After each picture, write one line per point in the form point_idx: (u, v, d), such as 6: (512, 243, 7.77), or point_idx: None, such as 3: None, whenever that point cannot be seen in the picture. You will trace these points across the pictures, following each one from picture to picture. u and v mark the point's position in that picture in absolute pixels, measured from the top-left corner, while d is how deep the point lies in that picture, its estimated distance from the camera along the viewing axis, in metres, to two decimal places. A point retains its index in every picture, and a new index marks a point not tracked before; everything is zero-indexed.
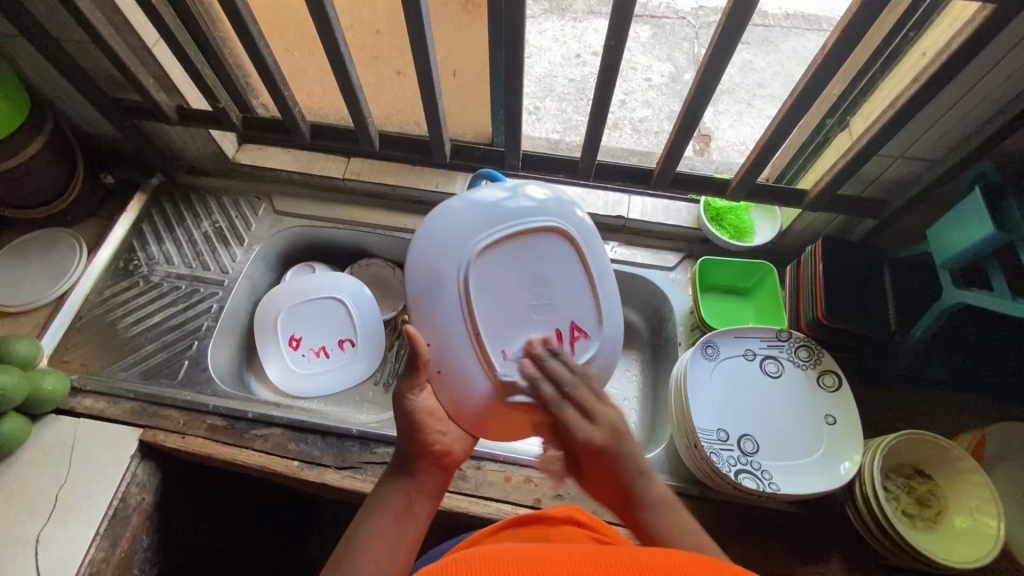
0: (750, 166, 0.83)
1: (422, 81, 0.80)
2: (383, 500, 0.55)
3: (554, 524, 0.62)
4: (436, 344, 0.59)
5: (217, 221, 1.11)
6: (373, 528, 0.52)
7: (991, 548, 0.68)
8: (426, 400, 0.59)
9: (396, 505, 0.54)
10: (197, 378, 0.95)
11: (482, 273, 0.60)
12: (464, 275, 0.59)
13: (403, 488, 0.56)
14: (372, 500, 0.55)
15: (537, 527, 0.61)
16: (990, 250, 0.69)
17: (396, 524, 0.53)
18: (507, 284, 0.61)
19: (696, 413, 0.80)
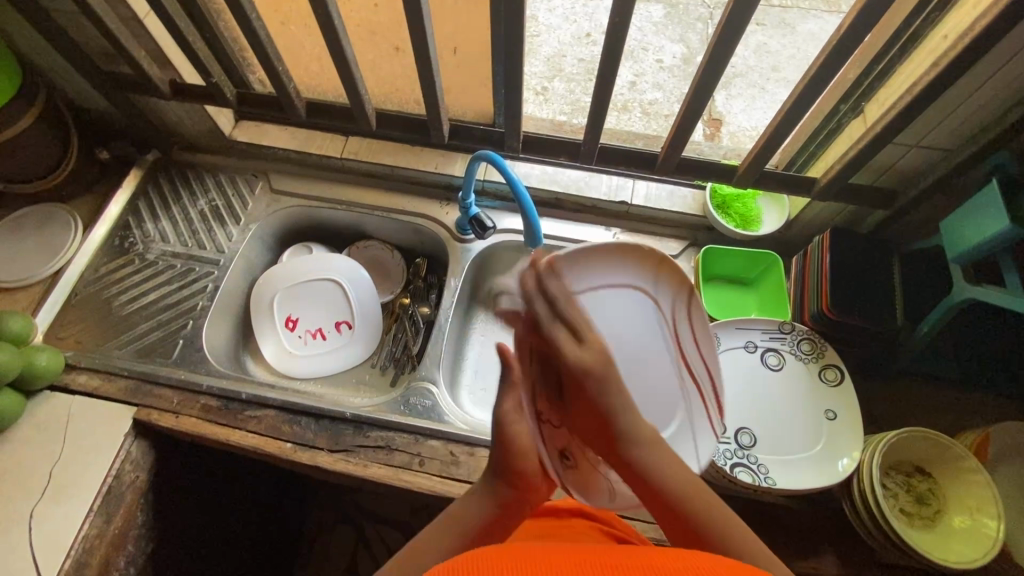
0: (756, 154, 0.80)
1: (419, 58, 0.78)
2: (466, 512, 0.55)
3: (568, 517, 0.62)
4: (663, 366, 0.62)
5: (213, 199, 1.09)
6: (443, 547, 0.52)
7: (989, 549, 0.66)
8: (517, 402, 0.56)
9: (466, 533, 0.54)
10: (192, 358, 0.94)
11: (645, 315, 0.59)
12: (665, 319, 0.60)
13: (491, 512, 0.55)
14: (448, 515, 0.56)
15: (547, 521, 0.61)
16: (1002, 245, 0.66)
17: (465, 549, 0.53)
18: (622, 335, 0.58)
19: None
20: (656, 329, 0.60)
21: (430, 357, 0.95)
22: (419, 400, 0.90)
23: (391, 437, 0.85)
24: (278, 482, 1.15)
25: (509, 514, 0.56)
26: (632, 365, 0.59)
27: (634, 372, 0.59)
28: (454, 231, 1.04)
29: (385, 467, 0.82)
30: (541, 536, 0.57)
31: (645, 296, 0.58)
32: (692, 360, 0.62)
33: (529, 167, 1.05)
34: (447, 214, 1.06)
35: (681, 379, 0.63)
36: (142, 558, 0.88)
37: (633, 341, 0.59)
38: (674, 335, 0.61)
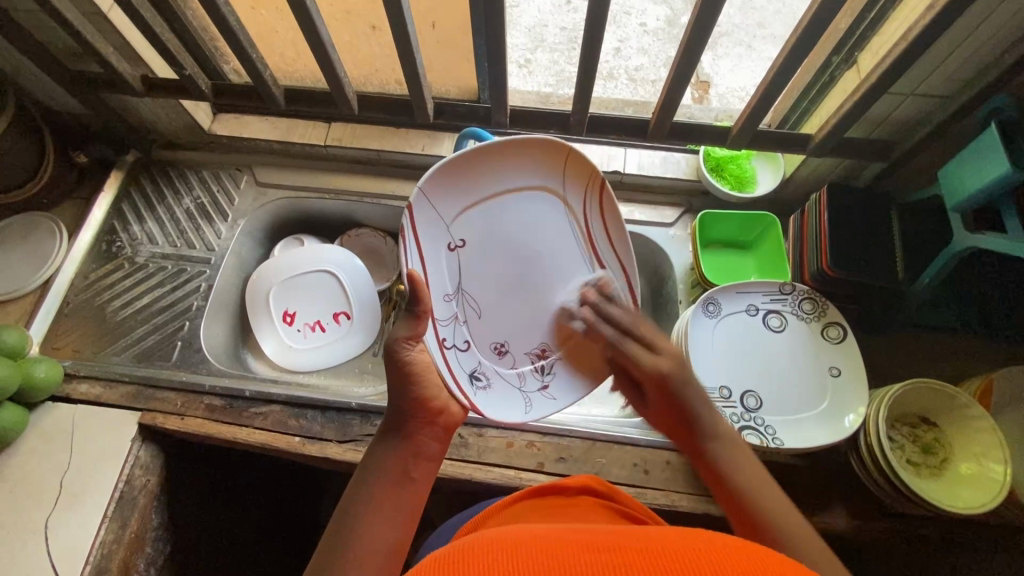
0: (749, 113, 0.78)
1: (396, 35, 0.75)
2: (377, 460, 0.54)
3: (573, 496, 0.63)
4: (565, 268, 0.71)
5: (198, 197, 1.07)
6: (358, 497, 0.51)
7: (997, 493, 0.67)
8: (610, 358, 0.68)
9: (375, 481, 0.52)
10: (192, 359, 0.94)
11: (549, 223, 0.70)
12: (573, 217, 0.71)
13: (401, 449, 0.55)
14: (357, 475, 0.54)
15: (556, 499, 0.61)
16: (1001, 191, 0.65)
17: (383, 491, 0.51)
18: (529, 235, 0.69)
19: (698, 370, 0.79)
20: (566, 226, 0.71)
21: None
22: None
23: None
24: (289, 474, 1.16)
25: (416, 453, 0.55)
26: (545, 259, 0.70)
27: (552, 258, 0.71)
28: None
29: None
30: (549, 516, 0.56)
31: (557, 196, 0.70)
32: (605, 252, 0.73)
33: None
34: None
35: (599, 272, 0.73)
36: (162, 559, 0.89)
37: (549, 236, 0.70)
38: (586, 232, 0.72)
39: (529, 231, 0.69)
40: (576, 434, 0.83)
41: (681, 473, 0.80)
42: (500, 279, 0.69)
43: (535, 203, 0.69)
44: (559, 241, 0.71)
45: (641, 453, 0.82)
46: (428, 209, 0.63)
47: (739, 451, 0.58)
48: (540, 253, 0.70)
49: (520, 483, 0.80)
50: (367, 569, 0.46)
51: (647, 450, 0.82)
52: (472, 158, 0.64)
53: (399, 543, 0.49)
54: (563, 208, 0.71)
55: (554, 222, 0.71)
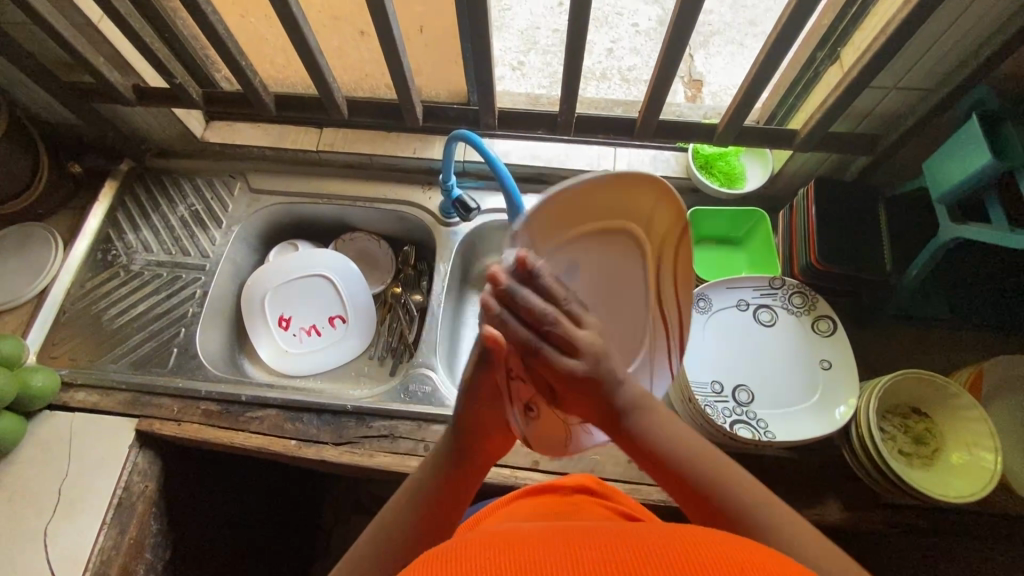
0: (734, 110, 0.79)
1: (383, 40, 0.75)
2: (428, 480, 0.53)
3: (568, 495, 0.63)
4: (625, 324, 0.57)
5: (192, 204, 1.08)
6: (406, 515, 0.51)
7: (988, 481, 0.68)
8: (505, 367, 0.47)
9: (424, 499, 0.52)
10: (187, 365, 0.94)
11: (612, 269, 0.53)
12: (655, 272, 0.56)
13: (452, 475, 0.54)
14: (410, 486, 0.54)
15: (548, 497, 0.62)
16: (986, 181, 0.66)
17: (427, 512, 0.51)
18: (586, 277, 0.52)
19: (689, 366, 0.80)
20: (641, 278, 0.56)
21: (426, 343, 0.95)
22: (418, 386, 0.90)
23: (394, 425, 0.85)
24: (289, 478, 1.16)
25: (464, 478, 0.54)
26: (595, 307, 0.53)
27: (611, 303, 0.55)
28: (439, 216, 1.03)
29: (390, 455, 0.83)
30: (540, 513, 0.57)
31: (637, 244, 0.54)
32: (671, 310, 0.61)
33: (507, 145, 1.03)
34: (430, 199, 1.05)
35: (660, 336, 0.63)
36: (162, 564, 0.89)
37: (613, 278, 0.54)
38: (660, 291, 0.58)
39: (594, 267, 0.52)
40: None
41: None
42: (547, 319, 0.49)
43: (614, 243, 0.52)
44: (622, 286, 0.55)
45: None
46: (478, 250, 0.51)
47: (665, 421, 0.52)
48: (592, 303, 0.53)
49: (515, 481, 0.81)
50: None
51: None
52: (572, 195, 0.45)
53: None
54: (642, 257, 0.54)
55: (624, 266, 0.54)
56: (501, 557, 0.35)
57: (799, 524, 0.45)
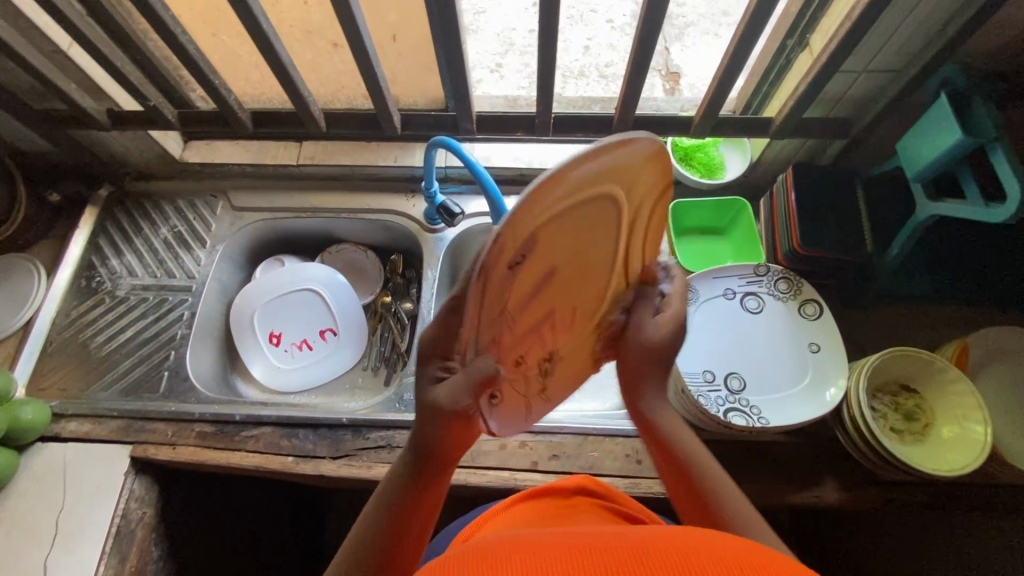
0: (708, 102, 0.80)
1: (355, 51, 0.75)
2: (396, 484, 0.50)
3: (569, 496, 0.64)
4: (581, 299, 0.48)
5: (175, 226, 1.07)
6: (375, 524, 0.48)
7: (979, 453, 0.69)
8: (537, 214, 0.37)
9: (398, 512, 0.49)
10: (180, 388, 0.93)
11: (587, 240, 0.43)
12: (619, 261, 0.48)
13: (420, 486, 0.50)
14: (381, 498, 0.50)
15: (549, 501, 0.63)
16: (959, 157, 0.67)
17: (394, 528, 0.48)
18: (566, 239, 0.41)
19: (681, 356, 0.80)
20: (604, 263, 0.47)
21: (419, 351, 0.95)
22: (413, 395, 0.90)
23: (391, 435, 0.85)
24: (290, 494, 1.16)
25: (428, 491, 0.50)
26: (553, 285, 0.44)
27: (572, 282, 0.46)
28: (424, 223, 1.03)
29: (388, 466, 0.83)
30: (540, 519, 0.58)
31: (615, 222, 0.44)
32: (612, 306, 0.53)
33: (488, 148, 1.04)
34: (414, 206, 1.05)
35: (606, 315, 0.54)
36: None
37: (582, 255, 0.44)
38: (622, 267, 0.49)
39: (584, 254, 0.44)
40: (566, 431, 0.84)
41: None
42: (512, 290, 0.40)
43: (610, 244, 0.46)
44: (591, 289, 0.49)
45: (632, 443, 0.83)
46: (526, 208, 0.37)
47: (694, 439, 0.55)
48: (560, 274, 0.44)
49: (515, 484, 0.81)
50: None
51: (638, 440, 0.83)
52: (619, 155, 0.38)
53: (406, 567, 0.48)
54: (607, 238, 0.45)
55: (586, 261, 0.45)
56: (525, 559, 0.35)
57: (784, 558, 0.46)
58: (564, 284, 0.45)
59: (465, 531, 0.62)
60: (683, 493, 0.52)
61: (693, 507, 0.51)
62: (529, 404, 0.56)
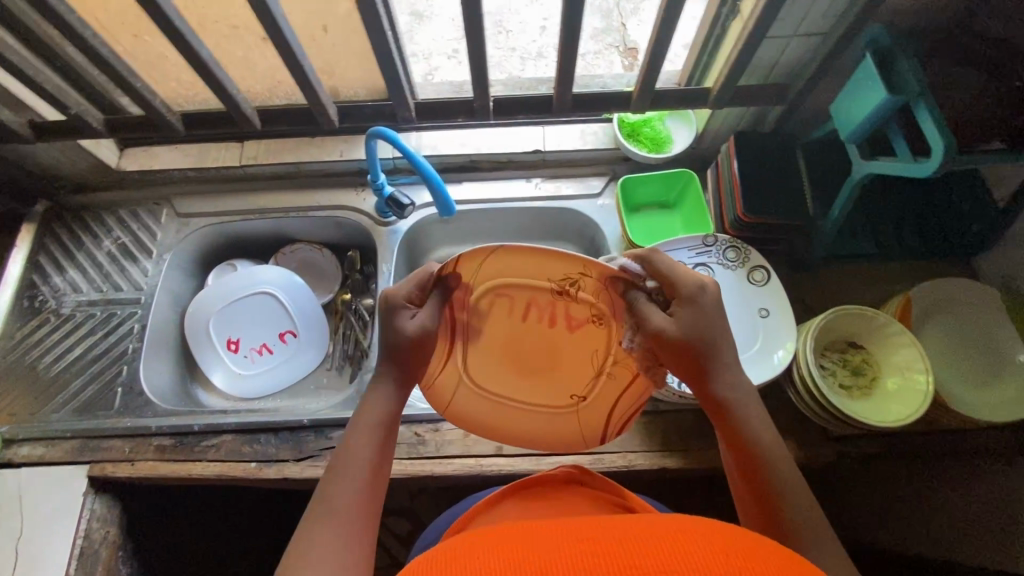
0: (644, 76, 0.79)
1: (277, 45, 0.73)
2: (347, 454, 0.55)
3: (559, 491, 0.64)
4: (522, 318, 0.60)
5: (118, 237, 1.04)
6: (343, 494, 0.52)
7: (922, 401, 0.71)
8: (485, 362, 0.64)
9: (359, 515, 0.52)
10: (135, 404, 0.91)
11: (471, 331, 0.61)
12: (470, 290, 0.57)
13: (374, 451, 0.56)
14: (335, 468, 0.54)
15: (539, 494, 0.63)
16: (887, 116, 0.68)
17: (358, 494, 0.53)
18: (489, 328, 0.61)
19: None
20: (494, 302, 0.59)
21: None
22: None
23: None
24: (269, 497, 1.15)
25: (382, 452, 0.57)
26: (517, 344, 0.63)
27: (520, 343, 0.62)
28: (376, 216, 1.01)
29: None
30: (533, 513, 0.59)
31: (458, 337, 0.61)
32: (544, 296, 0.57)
33: (435, 137, 1.03)
34: (364, 200, 1.03)
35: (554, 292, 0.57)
36: None
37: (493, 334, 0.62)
38: (487, 281, 0.56)
39: (483, 373, 0.65)
40: None
41: (635, 432, 0.83)
42: (489, 391, 0.66)
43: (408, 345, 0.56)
44: (493, 309, 0.59)
45: None
46: (492, 374, 0.65)
47: (757, 414, 0.56)
48: (512, 351, 0.63)
49: (481, 470, 0.81)
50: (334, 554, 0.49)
51: None
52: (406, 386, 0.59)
53: (368, 525, 0.52)
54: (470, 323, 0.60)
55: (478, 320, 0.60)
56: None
57: (822, 532, 0.51)
58: (515, 341, 0.62)
59: (453, 527, 0.61)
60: (741, 463, 0.55)
61: (751, 483, 0.54)
62: (579, 268, 0.52)
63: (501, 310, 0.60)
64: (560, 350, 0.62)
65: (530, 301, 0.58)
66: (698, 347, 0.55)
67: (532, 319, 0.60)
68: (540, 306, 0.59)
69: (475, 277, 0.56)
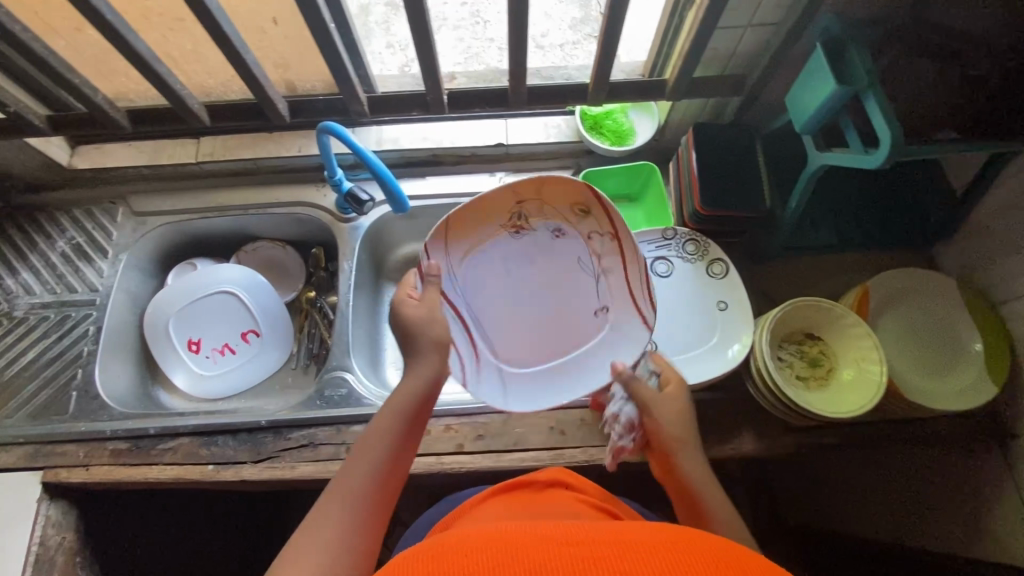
0: (598, 69, 0.78)
1: (216, 38, 0.71)
2: (378, 433, 0.58)
3: (543, 488, 0.66)
4: (512, 271, 0.76)
5: (73, 237, 1.01)
6: (367, 471, 0.55)
7: (875, 392, 0.72)
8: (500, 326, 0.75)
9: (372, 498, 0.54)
10: (90, 408, 0.89)
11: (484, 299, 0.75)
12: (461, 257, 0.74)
13: (403, 434, 0.59)
14: (363, 445, 0.57)
15: (524, 493, 0.65)
16: (839, 107, 0.67)
17: (380, 478, 0.56)
18: (496, 292, 0.75)
19: (489, 320, 0.75)
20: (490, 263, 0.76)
21: (338, 345, 0.93)
22: (334, 390, 0.88)
23: (312, 433, 0.84)
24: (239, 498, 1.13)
25: (410, 440, 0.60)
26: (523, 300, 0.76)
27: (522, 299, 0.76)
28: (336, 213, 0.99)
29: (312, 464, 0.81)
30: (523, 512, 0.60)
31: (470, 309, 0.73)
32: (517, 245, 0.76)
33: (397, 130, 1.01)
34: (325, 196, 1.02)
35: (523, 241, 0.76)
36: None
37: (499, 294, 0.75)
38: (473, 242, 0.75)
39: (504, 340, 0.75)
40: (491, 410, 0.84)
41: (596, 427, 0.82)
42: (521, 351, 0.75)
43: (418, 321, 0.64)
44: (488, 272, 0.75)
45: (556, 416, 0.83)
46: (516, 336, 0.75)
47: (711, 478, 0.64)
48: (521, 308, 0.76)
49: (441, 468, 0.81)
50: (349, 530, 0.51)
51: (561, 413, 0.83)
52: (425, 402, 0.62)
53: (381, 512, 0.55)
54: (478, 289, 0.75)
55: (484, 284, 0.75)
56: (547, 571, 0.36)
57: None
58: (519, 295, 0.76)
59: (442, 521, 0.63)
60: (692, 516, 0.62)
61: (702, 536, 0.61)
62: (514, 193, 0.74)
63: (490, 267, 0.75)
64: (553, 297, 0.76)
65: (503, 245, 0.76)
66: (676, 430, 0.66)
67: (516, 268, 0.76)
68: (513, 248, 0.76)
69: (452, 243, 0.73)
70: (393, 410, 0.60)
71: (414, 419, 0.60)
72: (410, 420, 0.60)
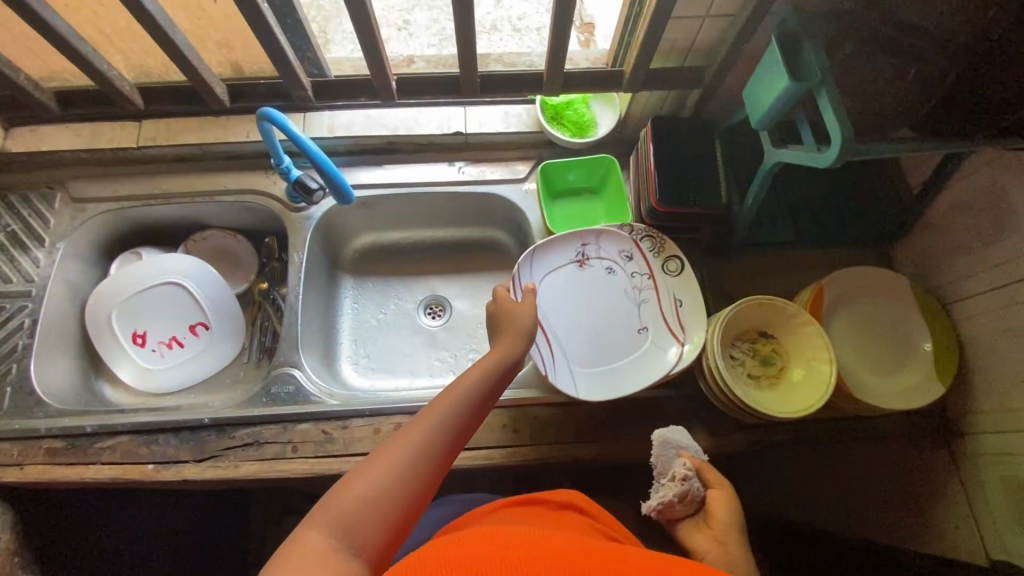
0: (551, 59, 0.76)
1: (139, 17, 0.67)
2: (453, 399, 0.54)
3: (557, 509, 0.62)
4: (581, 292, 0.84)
5: (7, 224, 0.96)
6: (435, 436, 0.51)
7: (824, 391, 0.72)
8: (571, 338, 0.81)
9: (400, 500, 0.47)
10: (25, 405, 0.86)
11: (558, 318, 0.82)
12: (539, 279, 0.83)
13: (473, 409, 0.55)
14: (434, 406, 0.53)
15: (537, 510, 0.61)
16: (792, 103, 0.66)
17: (444, 450, 0.51)
18: (566, 310, 0.83)
19: (564, 337, 0.81)
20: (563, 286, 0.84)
21: (287, 340, 0.90)
22: (281, 387, 0.86)
23: (258, 431, 0.81)
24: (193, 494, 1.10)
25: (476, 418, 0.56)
26: (592, 320, 0.82)
27: (586, 319, 0.83)
28: (287, 202, 0.96)
29: (256, 463, 0.79)
30: (538, 522, 0.57)
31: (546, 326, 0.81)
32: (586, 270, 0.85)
33: (350, 115, 0.97)
34: (276, 184, 0.98)
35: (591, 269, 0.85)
36: None
37: (570, 314, 0.83)
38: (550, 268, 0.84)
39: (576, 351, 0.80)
40: None
41: (549, 425, 0.81)
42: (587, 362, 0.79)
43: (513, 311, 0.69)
44: (558, 296, 0.84)
45: (509, 414, 0.82)
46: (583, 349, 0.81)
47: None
48: (589, 327, 0.82)
49: None
50: (398, 493, 0.47)
51: (513, 411, 0.82)
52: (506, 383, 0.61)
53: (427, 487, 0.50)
54: (549, 309, 0.83)
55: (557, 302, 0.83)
56: None
57: None
58: (586, 313, 0.83)
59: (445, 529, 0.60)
60: None
61: None
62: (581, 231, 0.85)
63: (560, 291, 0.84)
64: (618, 316, 0.83)
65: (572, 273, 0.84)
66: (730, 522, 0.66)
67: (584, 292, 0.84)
68: (584, 277, 0.84)
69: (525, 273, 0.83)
70: (469, 382, 0.56)
71: (485, 398, 0.57)
72: (483, 399, 0.57)
